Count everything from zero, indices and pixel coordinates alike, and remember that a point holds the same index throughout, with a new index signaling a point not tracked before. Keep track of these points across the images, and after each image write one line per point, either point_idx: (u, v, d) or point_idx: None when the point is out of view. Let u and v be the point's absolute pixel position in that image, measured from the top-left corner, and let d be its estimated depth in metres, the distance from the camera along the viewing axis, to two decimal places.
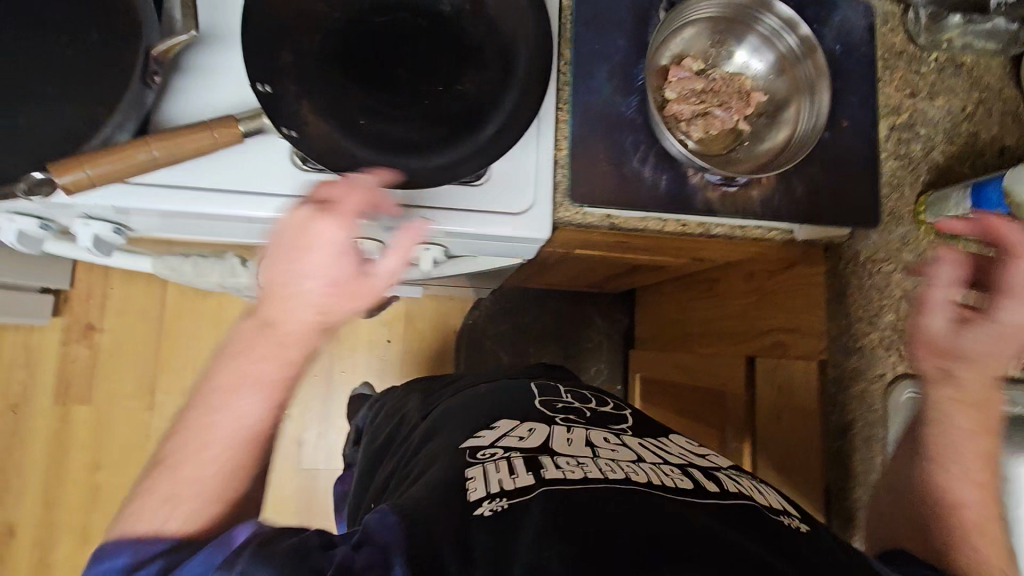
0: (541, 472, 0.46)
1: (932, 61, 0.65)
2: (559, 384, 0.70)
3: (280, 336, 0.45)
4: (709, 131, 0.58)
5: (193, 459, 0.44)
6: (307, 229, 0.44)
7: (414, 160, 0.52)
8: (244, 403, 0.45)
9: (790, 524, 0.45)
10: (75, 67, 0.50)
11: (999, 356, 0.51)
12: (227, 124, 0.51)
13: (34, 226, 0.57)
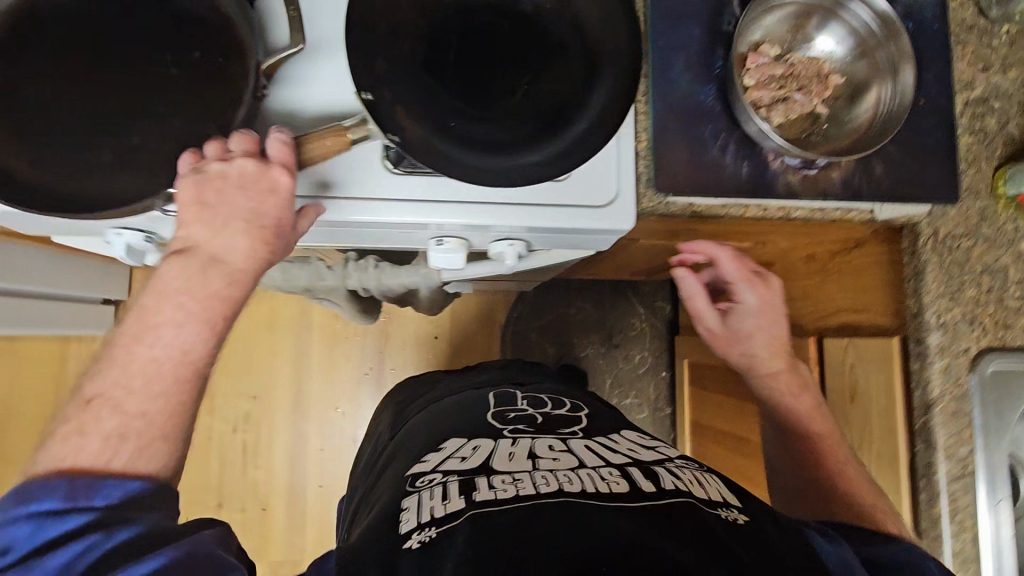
0: (472, 495, 0.52)
1: (1004, 33, 0.65)
2: (516, 392, 0.79)
3: (229, 270, 0.50)
4: (789, 116, 0.59)
5: (160, 386, 0.46)
6: (266, 174, 0.50)
7: (507, 158, 0.52)
8: (187, 340, 0.48)
9: (726, 517, 0.50)
10: (183, 87, 0.52)
11: (770, 336, 0.75)
12: (338, 133, 0.52)
13: (140, 240, 0.60)
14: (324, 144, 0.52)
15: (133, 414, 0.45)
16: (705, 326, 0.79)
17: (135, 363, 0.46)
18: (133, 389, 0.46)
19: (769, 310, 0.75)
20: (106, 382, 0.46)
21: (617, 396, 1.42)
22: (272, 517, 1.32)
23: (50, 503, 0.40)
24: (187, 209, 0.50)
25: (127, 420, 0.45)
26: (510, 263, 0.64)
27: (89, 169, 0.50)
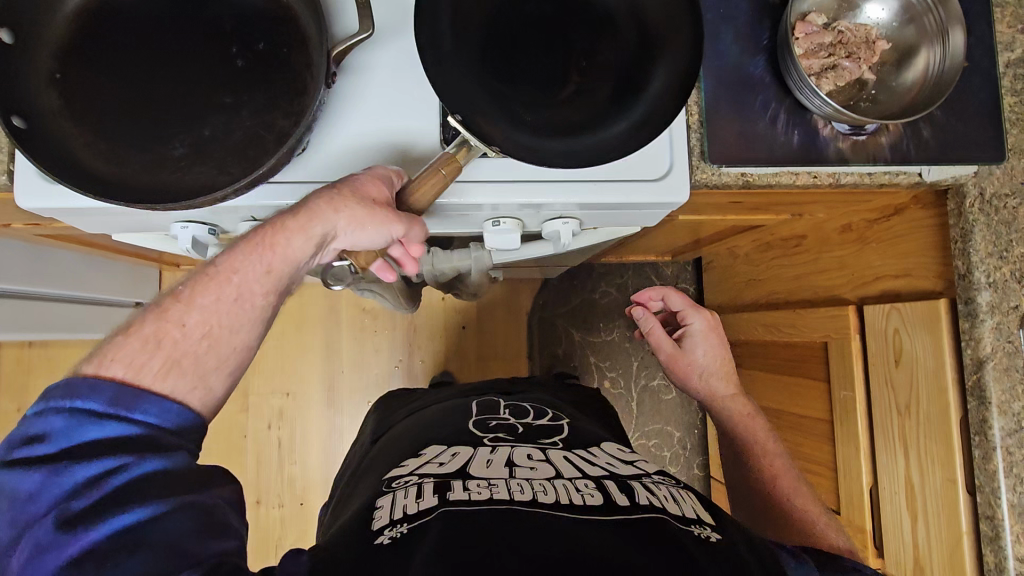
0: (446, 494, 0.55)
1: None
2: (499, 401, 0.83)
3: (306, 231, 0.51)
4: (839, 83, 0.60)
5: (202, 300, 0.50)
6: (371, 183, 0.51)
7: (584, 138, 0.51)
8: (236, 267, 0.51)
9: (698, 533, 0.52)
10: (249, 77, 0.53)
11: (715, 363, 0.86)
12: (450, 160, 0.50)
13: (203, 234, 0.61)
14: (437, 176, 0.50)
15: (174, 326, 0.48)
16: (665, 356, 0.89)
17: (199, 282, 0.50)
18: (181, 305, 0.49)
19: (711, 335, 0.87)
20: (164, 296, 0.50)
21: (645, 378, 1.44)
22: (309, 511, 1.33)
23: (94, 405, 0.44)
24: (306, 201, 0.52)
25: (167, 328, 0.48)
26: (564, 242, 0.65)
27: (163, 161, 0.51)
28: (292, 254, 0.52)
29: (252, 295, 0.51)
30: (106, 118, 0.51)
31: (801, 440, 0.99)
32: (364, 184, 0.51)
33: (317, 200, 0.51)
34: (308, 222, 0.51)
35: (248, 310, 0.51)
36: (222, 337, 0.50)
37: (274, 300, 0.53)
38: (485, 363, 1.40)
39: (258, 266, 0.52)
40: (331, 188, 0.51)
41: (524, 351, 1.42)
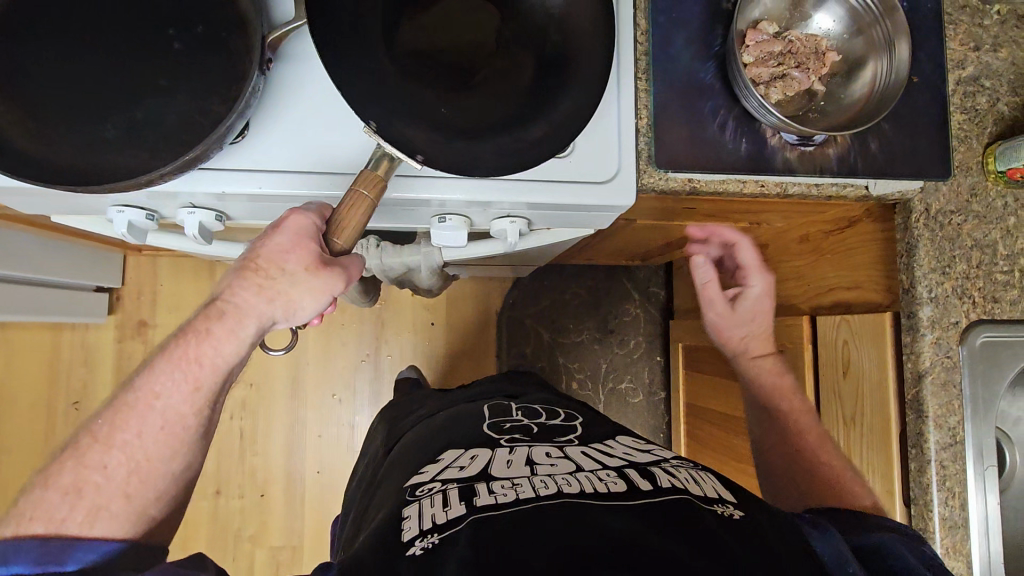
0: (472, 500, 0.52)
1: (994, 14, 0.67)
2: (511, 404, 0.80)
3: (235, 316, 0.50)
4: (788, 92, 0.60)
5: (122, 437, 0.47)
6: (297, 246, 0.50)
7: (504, 138, 0.51)
8: (155, 389, 0.49)
9: (722, 512, 0.51)
10: (189, 60, 0.52)
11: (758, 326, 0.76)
12: (373, 181, 0.49)
13: (142, 218, 0.59)
14: (362, 198, 0.49)
15: (95, 471, 0.46)
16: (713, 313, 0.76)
17: (119, 414, 0.48)
18: (99, 449, 0.47)
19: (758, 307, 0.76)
20: (79, 435, 0.48)
21: (613, 380, 1.43)
22: (269, 504, 1.31)
23: (21, 567, 0.43)
24: (235, 281, 0.50)
25: (89, 477, 0.46)
26: (512, 241, 0.65)
27: (94, 143, 0.50)
28: (228, 350, 0.50)
29: (182, 416, 0.49)
30: (36, 96, 0.50)
31: None
32: (291, 253, 0.49)
33: (248, 294, 0.50)
34: (244, 317, 0.50)
35: (179, 433, 0.49)
36: (152, 471, 0.48)
37: (211, 411, 0.51)
38: (453, 360, 1.39)
39: (183, 385, 0.49)
40: (258, 280, 0.50)
41: (492, 350, 1.41)
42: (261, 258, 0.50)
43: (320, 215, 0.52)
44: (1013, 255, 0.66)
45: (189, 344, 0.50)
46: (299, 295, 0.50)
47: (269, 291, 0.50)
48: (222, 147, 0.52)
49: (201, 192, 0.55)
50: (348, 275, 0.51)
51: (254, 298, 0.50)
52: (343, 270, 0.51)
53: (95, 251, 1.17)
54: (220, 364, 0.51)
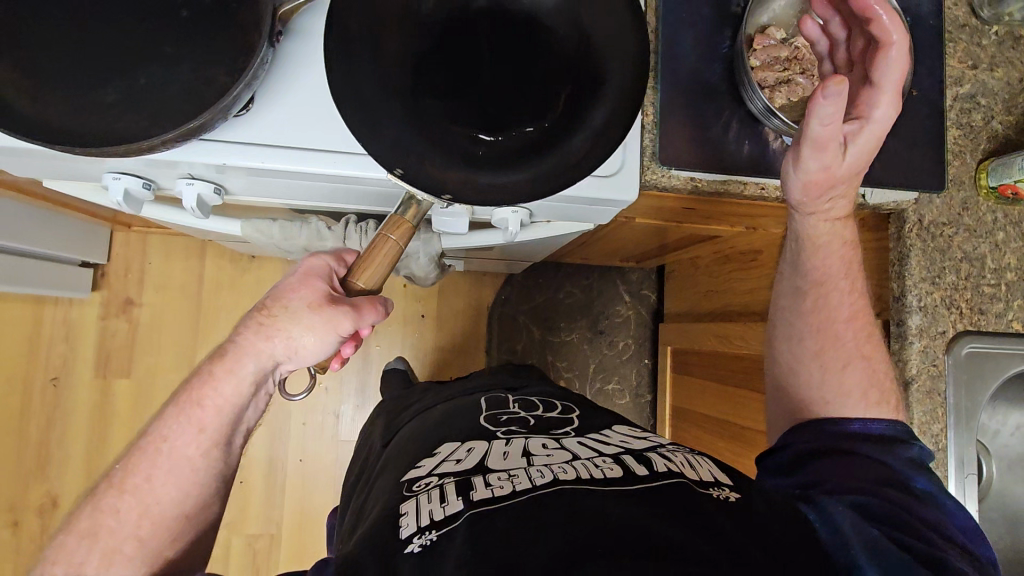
0: (470, 494, 0.52)
1: (993, 34, 0.69)
2: (507, 396, 0.79)
3: (237, 358, 0.54)
4: (793, 97, 0.61)
5: (134, 481, 0.54)
6: (299, 286, 0.53)
7: (540, 165, 0.47)
8: (166, 433, 0.55)
9: (717, 495, 0.51)
10: (196, 27, 0.51)
11: (849, 192, 0.60)
12: (400, 224, 0.50)
13: (139, 187, 0.58)
14: (387, 242, 0.50)
15: (109, 515, 0.53)
16: (812, 162, 0.56)
17: (138, 463, 0.55)
18: (114, 494, 0.53)
19: (873, 152, 0.57)
20: (100, 481, 0.55)
21: (601, 381, 1.44)
22: (248, 492, 1.29)
23: None
24: (247, 322, 0.55)
25: (104, 519, 0.52)
26: (512, 231, 0.65)
27: (92, 107, 0.49)
28: (227, 391, 0.55)
29: (188, 457, 0.55)
30: (37, 57, 0.49)
31: (744, 452, 0.98)
32: (297, 291, 0.53)
33: (250, 334, 0.54)
34: (243, 357, 0.54)
35: (186, 475, 0.55)
36: (161, 512, 0.54)
37: (215, 453, 0.57)
38: (442, 353, 1.39)
39: (189, 427, 0.55)
40: (261, 319, 0.54)
41: (482, 346, 1.41)
42: (270, 300, 0.55)
43: (335, 261, 0.56)
44: (1000, 270, 0.67)
45: (196, 387, 0.56)
46: (296, 331, 0.53)
47: (268, 330, 0.54)
48: (226, 119, 0.52)
49: (200, 162, 0.54)
50: (355, 313, 0.52)
51: (254, 336, 0.54)
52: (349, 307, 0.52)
53: (83, 225, 1.15)
54: (222, 406, 0.56)
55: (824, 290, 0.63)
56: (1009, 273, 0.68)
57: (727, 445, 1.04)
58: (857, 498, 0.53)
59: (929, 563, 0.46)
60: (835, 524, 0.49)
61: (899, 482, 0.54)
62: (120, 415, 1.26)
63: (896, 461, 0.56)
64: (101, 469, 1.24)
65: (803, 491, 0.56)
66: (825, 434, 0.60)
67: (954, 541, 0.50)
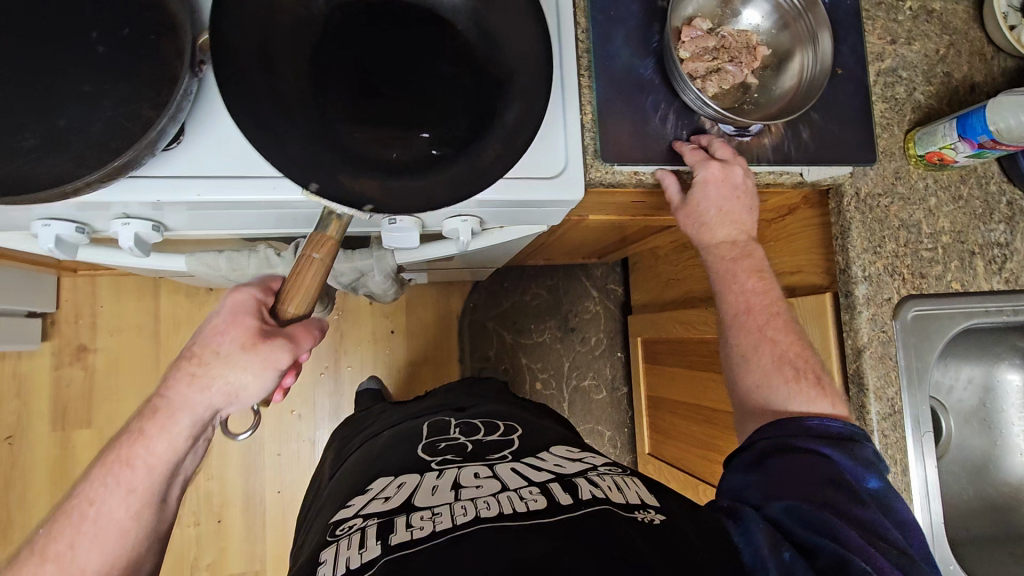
0: (388, 537, 0.41)
1: (907, 10, 0.73)
2: (452, 418, 0.65)
3: (170, 414, 0.49)
4: (724, 85, 0.62)
5: (56, 549, 0.48)
6: (231, 323, 0.48)
7: (446, 170, 0.47)
8: (92, 496, 0.49)
9: (644, 520, 0.44)
10: (115, 63, 0.50)
11: (737, 217, 0.61)
12: (323, 240, 0.47)
13: (72, 231, 0.56)
14: (313, 262, 0.47)
15: None
16: (679, 222, 0.65)
17: (67, 532, 0.48)
18: (33, 564, 0.47)
19: (743, 195, 0.61)
20: (20, 549, 0.49)
21: (576, 378, 1.44)
22: (227, 530, 1.25)
23: None
24: (176, 375, 0.49)
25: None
26: (464, 240, 0.64)
27: (9, 153, 0.47)
28: (161, 451, 0.49)
29: (117, 522, 0.49)
30: None
31: (716, 433, 1.00)
32: (227, 331, 0.48)
33: (180, 386, 0.48)
34: (178, 412, 0.48)
35: (115, 540, 0.50)
36: None
37: (150, 512, 0.51)
38: (414, 367, 1.37)
39: (117, 489, 0.49)
40: (191, 369, 0.48)
41: (454, 355, 1.40)
42: (197, 342, 0.49)
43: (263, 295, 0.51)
44: (936, 233, 0.70)
45: (123, 446, 0.50)
46: (237, 376, 0.48)
47: (201, 379, 0.48)
48: (154, 154, 0.50)
49: (132, 200, 0.52)
50: (293, 342, 0.49)
51: (186, 389, 0.48)
52: (287, 339, 0.49)
53: (29, 273, 1.11)
54: (152, 466, 0.49)
55: (728, 268, 0.61)
56: (944, 236, 0.71)
57: (699, 429, 1.06)
58: (784, 503, 0.46)
59: (835, 569, 0.41)
60: (755, 545, 0.42)
61: (847, 485, 0.47)
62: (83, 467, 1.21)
63: (846, 463, 0.49)
64: None
65: (731, 503, 0.48)
66: (780, 428, 0.51)
67: (889, 543, 0.43)
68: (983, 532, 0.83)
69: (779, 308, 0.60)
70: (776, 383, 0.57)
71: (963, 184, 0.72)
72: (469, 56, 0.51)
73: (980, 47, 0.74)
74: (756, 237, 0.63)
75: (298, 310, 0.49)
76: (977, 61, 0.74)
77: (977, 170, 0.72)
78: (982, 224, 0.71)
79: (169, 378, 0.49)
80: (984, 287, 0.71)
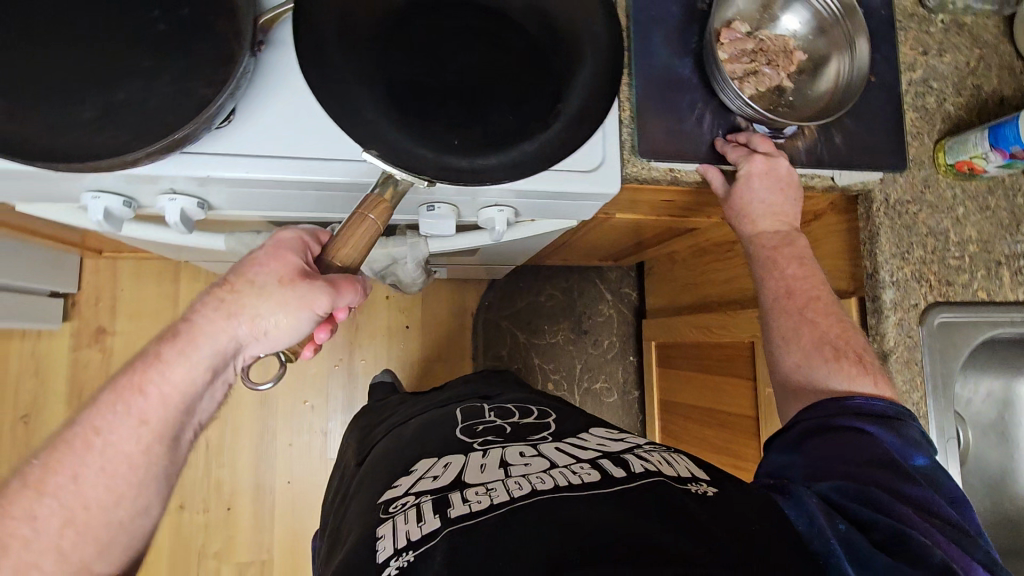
0: (447, 511, 0.43)
1: (939, 22, 0.74)
2: (480, 405, 0.66)
3: (191, 339, 0.49)
4: (760, 88, 0.63)
5: (56, 481, 0.45)
6: (269, 256, 0.50)
7: (501, 153, 0.50)
8: (100, 423, 0.48)
9: (696, 491, 0.45)
10: (174, 39, 0.51)
11: (782, 208, 0.63)
12: (377, 203, 0.48)
13: (119, 206, 0.58)
14: (366, 222, 0.48)
15: (23, 523, 0.44)
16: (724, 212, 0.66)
17: (70, 463, 0.46)
18: (28, 495, 0.45)
19: (787, 184, 0.62)
20: (9, 480, 0.45)
21: (588, 380, 1.45)
22: (236, 518, 1.25)
23: None
24: (209, 299, 0.50)
25: (17, 526, 0.44)
26: (499, 231, 0.65)
27: (70, 122, 0.48)
28: (177, 377, 0.49)
29: (126, 454, 0.48)
30: (10, 76, 0.48)
31: (731, 437, 1.00)
32: (264, 264, 0.50)
33: (209, 311, 0.49)
34: (200, 338, 0.49)
35: (122, 475, 0.47)
36: (88, 519, 0.46)
37: (160, 450, 0.50)
38: (428, 362, 1.38)
39: (129, 418, 0.48)
40: (222, 294, 0.50)
41: (468, 352, 1.41)
42: (234, 271, 0.50)
43: (309, 238, 0.53)
44: (962, 242, 0.71)
45: (139, 372, 0.49)
46: (265, 308, 0.49)
47: (230, 306, 0.49)
48: (209, 129, 0.51)
49: (182, 175, 0.54)
50: (334, 291, 0.49)
51: (214, 315, 0.49)
52: (326, 283, 0.48)
53: (53, 253, 1.12)
54: (167, 394, 0.49)
55: (772, 255, 0.63)
56: (970, 245, 0.71)
57: (715, 433, 1.06)
58: (832, 481, 0.46)
59: (892, 539, 0.40)
60: (809, 514, 0.43)
61: (898, 463, 0.47)
62: None
63: (894, 440, 0.49)
64: None
65: (777, 482, 0.49)
66: (826, 409, 0.52)
67: (944, 520, 0.43)
68: (999, 545, 0.83)
69: (821, 295, 0.61)
70: (815, 362, 0.58)
71: (991, 195, 0.72)
72: (525, 46, 0.53)
73: (1009, 61, 0.75)
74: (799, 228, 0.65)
75: (343, 264, 0.50)
76: (1006, 75, 0.75)
77: (1004, 182, 0.73)
78: (1008, 235, 0.72)
79: (199, 302, 0.51)
80: (1009, 297, 0.72)
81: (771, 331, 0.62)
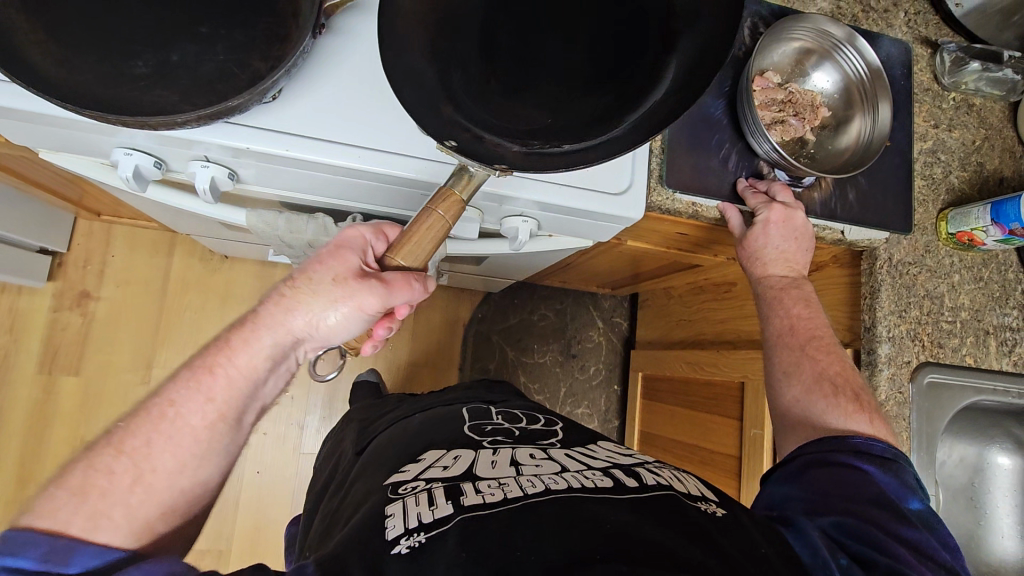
0: (460, 498, 0.43)
1: (951, 99, 0.78)
2: (486, 408, 0.66)
3: (252, 329, 0.50)
4: (784, 137, 0.67)
5: (132, 444, 0.47)
6: (332, 254, 0.49)
7: (618, 126, 0.49)
8: (173, 397, 0.49)
9: (705, 509, 0.45)
10: (235, 8, 0.52)
11: (793, 256, 0.65)
12: (447, 196, 0.48)
13: (150, 166, 0.57)
14: (434, 214, 0.47)
15: (101, 476, 0.45)
16: (737, 250, 0.68)
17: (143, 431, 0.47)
18: (108, 454, 0.46)
19: (801, 235, 0.65)
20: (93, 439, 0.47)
21: (571, 404, 1.45)
22: None
23: (26, 561, 0.40)
24: (273, 293, 0.50)
25: (94, 479, 0.45)
26: (521, 240, 0.66)
27: (122, 75, 0.48)
28: (242, 362, 0.50)
29: (191, 429, 0.48)
30: (68, 23, 0.48)
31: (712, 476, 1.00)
32: (326, 262, 0.49)
33: (271, 307, 0.49)
34: (261, 329, 0.49)
35: (186, 451, 0.48)
36: (155, 483, 0.47)
37: (223, 433, 0.50)
38: (415, 367, 1.37)
39: (198, 396, 0.49)
40: (284, 291, 0.49)
41: (456, 362, 1.40)
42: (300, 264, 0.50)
43: (375, 234, 0.52)
44: (956, 308, 0.74)
45: (211, 354, 0.50)
46: (321, 307, 0.48)
47: (289, 303, 0.49)
48: (260, 101, 0.51)
49: (218, 143, 0.53)
50: (386, 288, 0.48)
51: (275, 310, 0.49)
52: (381, 283, 0.48)
53: (49, 209, 1.09)
54: (233, 378, 0.50)
55: (778, 294, 0.65)
56: (962, 312, 0.75)
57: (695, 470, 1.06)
58: (832, 517, 0.47)
59: None
60: (813, 546, 0.44)
61: (895, 503, 0.49)
62: (63, 415, 1.17)
63: (892, 482, 0.51)
64: (35, 477, 1.14)
65: (779, 512, 0.50)
66: (824, 445, 0.54)
67: (937, 562, 0.44)
68: None
69: (824, 335, 0.64)
70: (814, 397, 0.60)
71: (984, 267, 0.76)
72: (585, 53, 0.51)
73: (1011, 144, 0.80)
74: (806, 276, 0.67)
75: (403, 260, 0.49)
76: (1007, 157, 0.79)
77: (998, 257, 0.77)
78: (997, 307, 0.76)
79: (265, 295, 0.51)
80: (994, 366, 0.75)
81: (772, 365, 0.64)
